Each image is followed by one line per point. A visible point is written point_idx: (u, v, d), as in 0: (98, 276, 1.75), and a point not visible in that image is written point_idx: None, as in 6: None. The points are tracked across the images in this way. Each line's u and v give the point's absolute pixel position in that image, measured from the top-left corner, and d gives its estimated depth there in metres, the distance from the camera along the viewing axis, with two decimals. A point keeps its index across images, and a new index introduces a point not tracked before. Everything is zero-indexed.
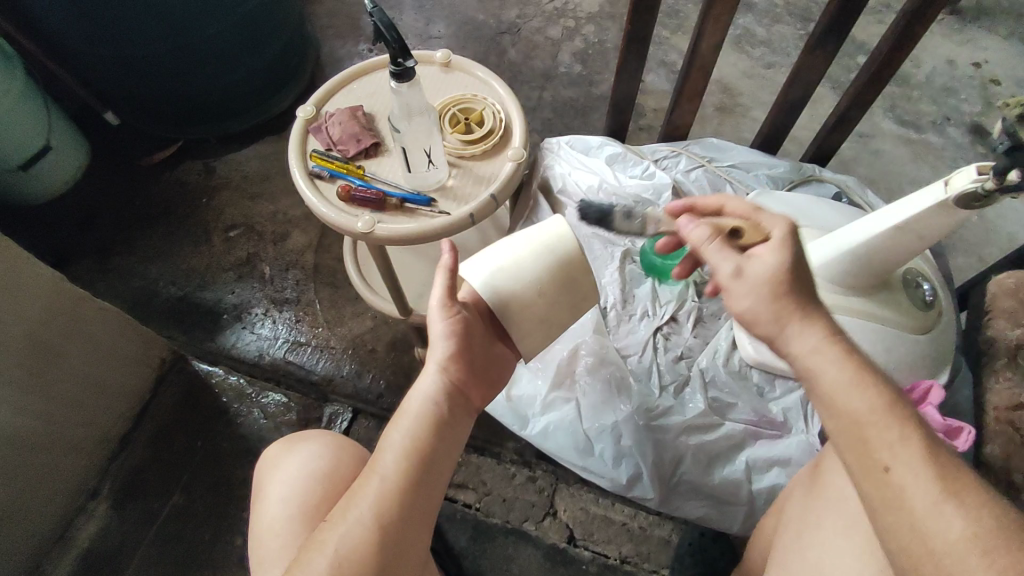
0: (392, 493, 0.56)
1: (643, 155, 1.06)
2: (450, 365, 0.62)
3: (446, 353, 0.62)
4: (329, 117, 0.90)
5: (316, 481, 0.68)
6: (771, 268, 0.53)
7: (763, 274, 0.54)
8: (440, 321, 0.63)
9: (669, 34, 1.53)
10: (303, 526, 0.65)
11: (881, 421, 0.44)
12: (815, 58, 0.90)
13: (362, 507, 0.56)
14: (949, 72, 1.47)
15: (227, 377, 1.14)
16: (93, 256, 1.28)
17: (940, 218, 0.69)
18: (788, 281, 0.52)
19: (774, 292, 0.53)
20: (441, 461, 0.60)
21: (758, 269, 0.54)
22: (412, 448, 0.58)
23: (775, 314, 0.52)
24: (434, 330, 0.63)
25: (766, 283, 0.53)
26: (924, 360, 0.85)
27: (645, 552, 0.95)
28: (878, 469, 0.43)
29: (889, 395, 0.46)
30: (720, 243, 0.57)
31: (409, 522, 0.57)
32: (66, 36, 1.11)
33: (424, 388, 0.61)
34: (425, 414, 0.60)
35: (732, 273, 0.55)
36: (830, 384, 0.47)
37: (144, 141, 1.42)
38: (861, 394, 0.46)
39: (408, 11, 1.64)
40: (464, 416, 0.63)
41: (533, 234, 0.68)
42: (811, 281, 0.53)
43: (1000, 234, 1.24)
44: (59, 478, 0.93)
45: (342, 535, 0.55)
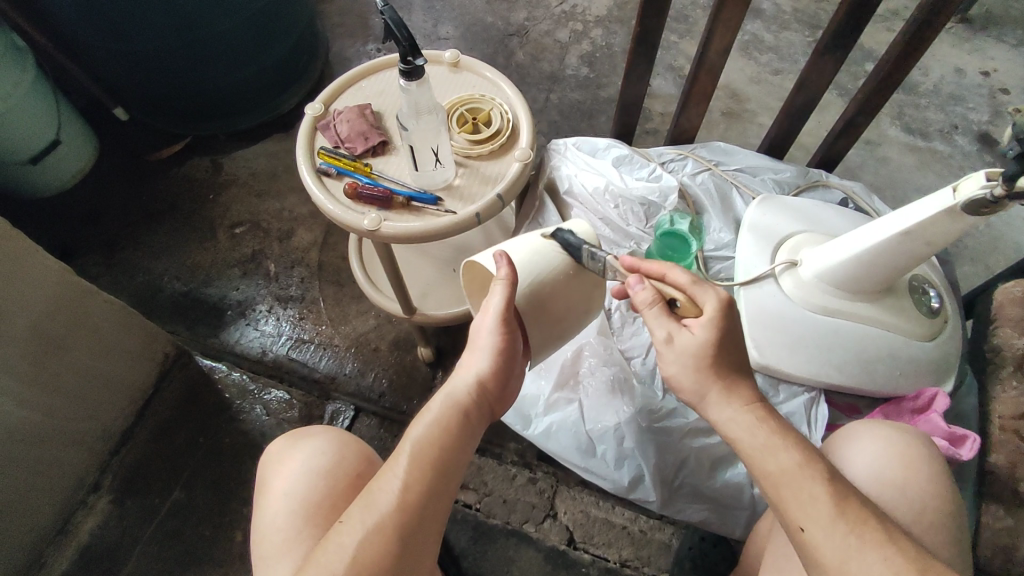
0: (413, 500, 0.56)
1: (648, 158, 1.07)
2: (484, 379, 0.62)
3: (488, 367, 0.62)
4: (337, 115, 0.90)
5: (319, 477, 0.68)
6: (697, 345, 0.58)
7: (689, 350, 0.59)
8: (492, 332, 0.63)
9: (677, 39, 1.53)
10: (304, 523, 0.65)
11: (807, 489, 0.53)
12: (825, 63, 0.89)
13: (382, 510, 0.55)
14: (957, 81, 1.47)
15: (229, 373, 1.14)
16: (99, 251, 1.29)
17: (947, 225, 0.68)
18: (709, 358, 0.59)
19: (697, 367, 0.59)
20: (461, 471, 0.60)
21: (685, 344, 0.59)
22: (437, 457, 0.58)
23: (697, 382, 0.60)
24: (482, 341, 0.63)
25: (690, 356, 0.59)
26: (930, 367, 0.85)
27: (645, 556, 0.95)
28: (796, 529, 0.53)
29: (812, 469, 0.54)
30: (659, 311, 0.60)
31: (424, 531, 0.57)
32: (77, 29, 1.11)
33: (452, 396, 0.61)
34: (452, 424, 0.60)
35: (663, 339, 0.60)
36: (762, 455, 0.56)
37: (152, 136, 1.43)
38: (789, 470, 0.55)
39: (417, 11, 1.64)
40: (484, 428, 0.64)
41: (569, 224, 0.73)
42: (731, 355, 0.59)
43: (1006, 243, 1.24)
44: (60, 471, 0.93)
45: (358, 537, 0.54)
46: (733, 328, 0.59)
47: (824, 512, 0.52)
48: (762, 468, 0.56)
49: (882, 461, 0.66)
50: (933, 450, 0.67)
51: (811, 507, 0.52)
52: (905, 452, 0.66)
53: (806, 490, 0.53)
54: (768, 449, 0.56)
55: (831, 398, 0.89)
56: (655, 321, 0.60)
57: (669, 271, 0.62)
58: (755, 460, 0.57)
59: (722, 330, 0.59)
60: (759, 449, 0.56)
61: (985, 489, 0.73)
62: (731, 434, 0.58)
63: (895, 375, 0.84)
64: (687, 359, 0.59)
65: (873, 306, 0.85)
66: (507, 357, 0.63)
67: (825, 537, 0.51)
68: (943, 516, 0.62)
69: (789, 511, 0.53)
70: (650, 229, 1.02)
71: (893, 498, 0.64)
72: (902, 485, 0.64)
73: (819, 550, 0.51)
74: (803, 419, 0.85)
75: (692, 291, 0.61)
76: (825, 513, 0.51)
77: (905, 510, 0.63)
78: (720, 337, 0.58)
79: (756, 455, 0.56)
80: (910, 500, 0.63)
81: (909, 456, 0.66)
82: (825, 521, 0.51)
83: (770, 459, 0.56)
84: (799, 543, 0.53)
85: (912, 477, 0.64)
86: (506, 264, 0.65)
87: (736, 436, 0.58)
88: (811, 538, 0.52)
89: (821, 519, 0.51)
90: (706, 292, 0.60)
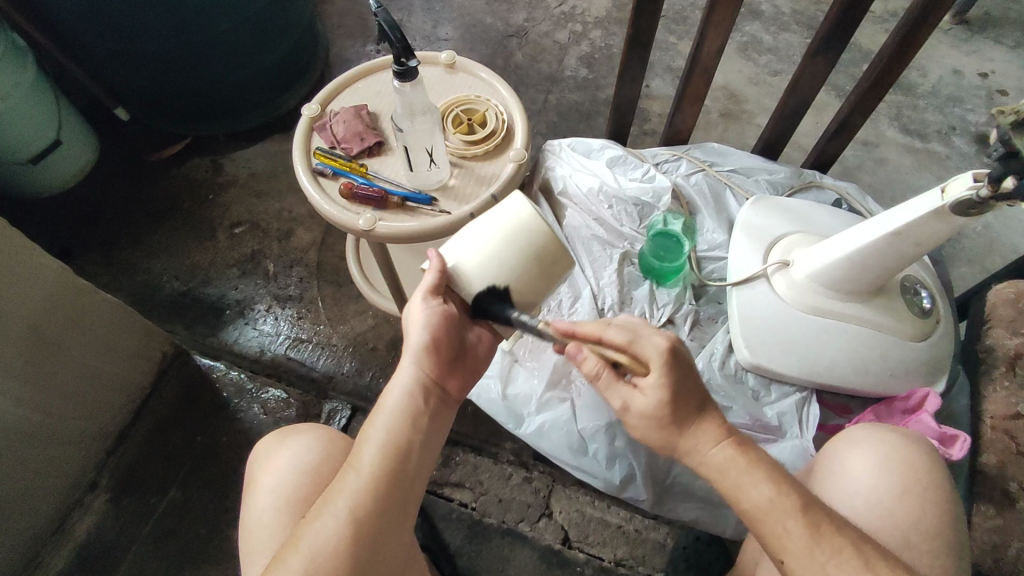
0: (367, 486, 0.57)
1: (643, 158, 1.07)
2: (426, 358, 0.64)
3: (426, 348, 0.63)
4: (334, 116, 0.91)
5: (306, 473, 0.69)
6: (652, 406, 0.59)
7: (646, 411, 0.60)
8: (422, 311, 0.64)
9: (675, 41, 1.54)
10: (291, 519, 0.66)
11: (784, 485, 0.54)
12: (818, 64, 0.90)
13: (342, 502, 0.56)
14: (956, 82, 1.47)
15: (227, 372, 1.15)
16: (100, 251, 1.30)
17: (937, 225, 0.68)
18: (667, 416, 0.59)
19: (659, 426, 0.60)
20: (419, 453, 0.60)
21: (640, 407, 0.60)
22: (388, 441, 0.59)
23: (662, 439, 0.61)
24: (417, 321, 0.64)
25: (650, 418, 0.60)
26: (922, 367, 0.85)
27: (640, 556, 0.95)
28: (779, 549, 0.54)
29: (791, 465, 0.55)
30: (608, 380, 0.61)
31: (383, 516, 0.57)
32: (77, 30, 1.12)
33: (400, 383, 0.63)
34: (400, 408, 0.61)
35: (620, 407, 0.62)
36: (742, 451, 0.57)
37: (153, 137, 1.44)
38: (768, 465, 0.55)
39: (416, 13, 1.65)
40: (441, 411, 0.64)
41: (498, 222, 0.69)
42: (689, 406, 0.59)
43: (1003, 244, 1.24)
44: (60, 468, 0.94)
45: (317, 532, 0.55)
46: (683, 381, 0.59)
47: (800, 511, 0.53)
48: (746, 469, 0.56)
49: (871, 468, 0.66)
50: (919, 449, 0.67)
51: (787, 503, 0.53)
52: (899, 458, 0.66)
53: (780, 487, 0.54)
54: (748, 448, 0.57)
55: (821, 398, 0.89)
56: (610, 387, 0.62)
57: (605, 332, 0.60)
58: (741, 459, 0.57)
59: (674, 388, 0.58)
60: (736, 464, 0.57)
61: (976, 488, 0.73)
62: (707, 445, 0.59)
63: (886, 375, 0.84)
64: (647, 420, 0.60)
65: (864, 307, 0.85)
66: (445, 336, 0.64)
67: (801, 538, 0.52)
68: (928, 518, 0.63)
69: (770, 510, 0.54)
70: (644, 229, 1.02)
71: (880, 498, 0.64)
72: (891, 491, 0.64)
73: (798, 548, 0.52)
74: (795, 420, 0.86)
75: (634, 349, 0.59)
76: (803, 523, 0.53)
77: (889, 513, 0.63)
78: (673, 395, 0.58)
79: (737, 456, 0.57)
80: (903, 508, 0.64)
81: (899, 459, 0.66)
82: (801, 524, 0.52)
83: (753, 458, 0.57)
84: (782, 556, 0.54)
85: (904, 483, 0.65)
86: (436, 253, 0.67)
87: (714, 435, 0.59)
88: (791, 554, 0.53)
89: (794, 534, 0.53)
90: (649, 345, 0.59)
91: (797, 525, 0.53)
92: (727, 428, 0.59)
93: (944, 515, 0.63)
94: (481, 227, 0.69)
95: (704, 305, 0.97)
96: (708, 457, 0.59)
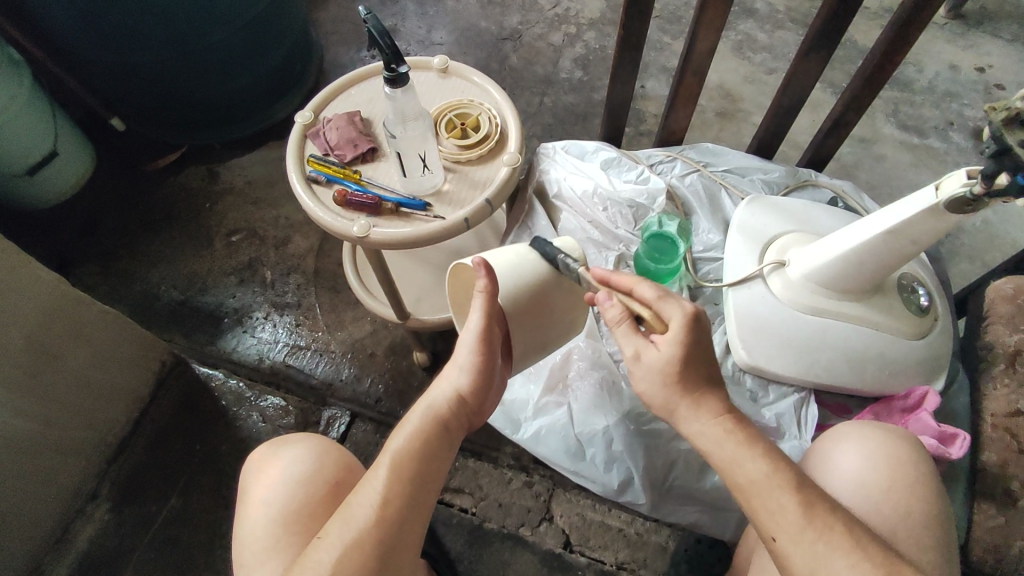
0: (389, 515, 0.57)
1: (637, 160, 1.07)
2: (467, 393, 0.63)
3: (470, 383, 0.62)
4: (327, 123, 0.91)
5: (297, 485, 0.68)
6: (662, 362, 0.58)
7: (656, 366, 0.59)
8: (470, 348, 0.62)
9: (670, 40, 1.54)
10: (282, 532, 0.66)
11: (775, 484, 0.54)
12: (810, 63, 0.89)
13: (358, 528, 0.56)
14: (952, 77, 1.46)
15: (226, 381, 1.15)
16: (97, 261, 1.30)
17: (931, 223, 0.68)
18: (675, 374, 0.58)
19: (664, 383, 0.59)
20: (438, 484, 0.61)
21: (651, 361, 0.59)
22: (416, 472, 0.59)
23: (665, 396, 0.60)
24: (460, 357, 0.63)
25: (656, 373, 0.59)
26: (921, 365, 0.84)
27: (642, 558, 0.95)
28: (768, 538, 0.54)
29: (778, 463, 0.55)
30: (627, 328, 0.60)
31: (401, 544, 0.57)
32: (72, 42, 1.12)
33: (432, 411, 0.62)
34: (432, 438, 0.61)
35: (631, 357, 0.60)
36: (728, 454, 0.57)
37: (150, 146, 1.44)
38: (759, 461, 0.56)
39: (411, 17, 1.65)
40: (463, 439, 0.64)
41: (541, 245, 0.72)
42: (698, 367, 0.58)
43: (1003, 239, 1.23)
44: (58, 483, 0.94)
45: (334, 554, 0.55)
46: (699, 346, 0.58)
47: (792, 508, 0.53)
48: (733, 468, 0.56)
49: (863, 464, 0.66)
50: (916, 446, 0.67)
51: (779, 501, 0.54)
52: (888, 452, 0.66)
53: (772, 485, 0.54)
54: (736, 446, 0.57)
55: (820, 397, 0.89)
56: (625, 337, 0.60)
57: (637, 285, 0.60)
58: (726, 459, 0.57)
59: (688, 347, 0.57)
60: (729, 447, 0.57)
61: (978, 487, 0.73)
62: (700, 437, 0.59)
63: (885, 374, 0.84)
64: (653, 375, 0.59)
65: (861, 306, 0.84)
66: (488, 373, 0.63)
67: (793, 537, 0.53)
68: (925, 515, 0.62)
69: (763, 517, 0.55)
70: (639, 231, 1.02)
71: (875, 496, 0.64)
72: (885, 487, 0.64)
73: (789, 546, 0.53)
74: (794, 420, 0.85)
75: (658, 307, 0.59)
76: (794, 518, 0.53)
77: (883, 511, 0.63)
78: (686, 354, 0.57)
79: (726, 454, 0.57)
80: (892, 503, 0.63)
81: (892, 455, 0.66)
82: (793, 522, 0.53)
83: (739, 454, 0.56)
84: (771, 549, 0.54)
85: (892, 476, 0.64)
86: (485, 272, 0.62)
87: (706, 431, 0.58)
88: (780, 544, 0.53)
89: (789, 520, 0.53)
90: (674, 307, 0.58)
91: (793, 512, 0.53)
92: (720, 419, 0.58)
93: (941, 512, 0.63)
94: (518, 252, 0.71)
95: (701, 306, 0.97)
96: (706, 435, 0.58)
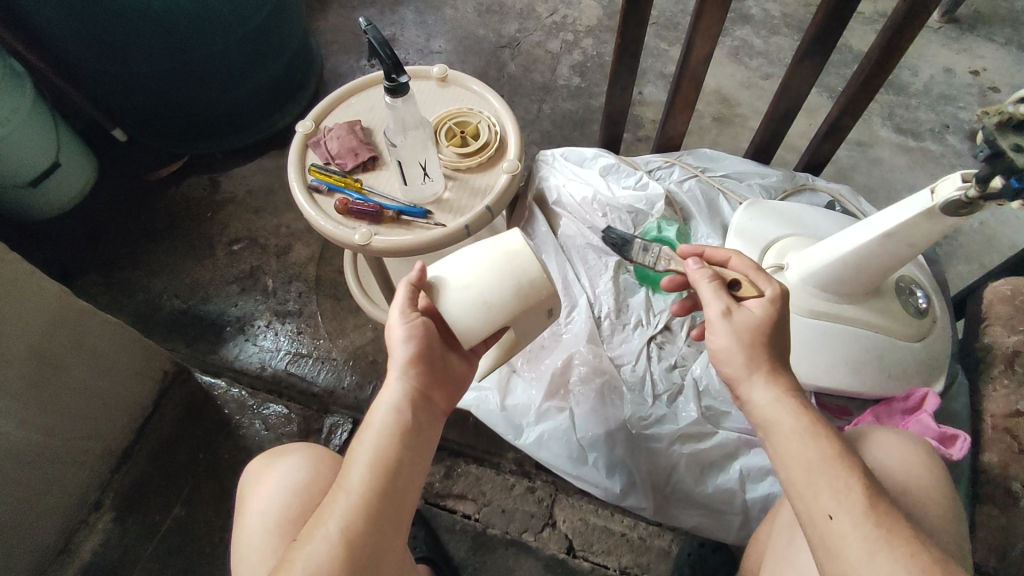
0: (358, 504, 0.55)
1: (635, 166, 1.08)
2: (410, 369, 0.62)
3: (408, 358, 0.62)
4: (328, 132, 0.92)
5: (293, 495, 0.69)
6: (756, 319, 0.59)
7: (748, 324, 0.59)
8: (402, 325, 0.64)
9: (667, 46, 1.55)
10: (278, 541, 0.66)
11: (834, 466, 0.50)
12: (805, 69, 0.90)
13: (331, 523, 0.54)
14: (948, 81, 1.47)
15: (228, 390, 1.15)
16: (99, 271, 1.30)
17: (928, 225, 0.69)
18: (766, 335, 0.58)
19: (753, 342, 0.58)
20: (409, 468, 0.59)
21: (745, 317, 0.59)
22: (376, 458, 0.57)
23: (747, 360, 0.57)
24: (396, 337, 0.63)
25: (748, 329, 0.58)
26: (921, 367, 0.85)
27: (645, 563, 0.95)
28: (823, 516, 0.49)
29: (841, 447, 0.52)
30: (716, 286, 0.62)
31: (378, 532, 0.55)
32: (74, 54, 1.13)
33: (385, 397, 0.61)
34: (388, 420, 0.60)
35: (721, 312, 0.60)
36: (792, 429, 0.53)
37: (152, 157, 1.45)
38: (821, 442, 0.52)
39: (410, 26, 1.66)
40: (430, 420, 0.63)
41: (498, 258, 0.71)
42: (785, 340, 0.59)
43: (1001, 241, 1.24)
44: (62, 493, 0.94)
45: (311, 552, 0.53)
46: (788, 320, 0.60)
47: (857, 487, 0.49)
48: (797, 438, 0.52)
49: (900, 458, 0.64)
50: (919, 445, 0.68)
51: (844, 480, 0.49)
52: (902, 455, 0.64)
53: (838, 463, 0.51)
54: (809, 422, 0.53)
55: (821, 400, 0.89)
56: (713, 293, 0.62)
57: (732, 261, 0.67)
58: (789, 437, 0.53)
59: (783, 311, 0.60)
60: (800, 420, 0.54)
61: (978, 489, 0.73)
62: (770, 400, 0.56)
63: (884, 376, 0.84)
64: (740, 334, 0.58)
65: (859, 308, 0.85)
66: (425, 346, 0.64)
67: (853, 518, 0.48)
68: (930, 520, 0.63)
69: (816, 496, 0.50)
70: (638, 235, 1.02)
71: None
72: (911, 483, 0.63)
73: (845, 527, 0.48)
74: None
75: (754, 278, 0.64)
76: (858, 497, 0.48)
77: None
78: (778, 318, 0.59)
79: (795, 425, 0.53)
80: None
81: (921, 455, 0.65)
82: (855, 502, 0.48)
83: (809, 432, 0.53)
84: (821, 530, 0.49)
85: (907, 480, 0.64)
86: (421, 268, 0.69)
87: (774, 406, 0.55)
88: (839, 522, 0.48)
89: (853, 498, 0.48)
90: (768, 283, 0.62)
91: (858, 490, 0.49)
92: (789, 399, 0.55)
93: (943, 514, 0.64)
94: (493, 263, 0.71)
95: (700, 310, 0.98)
96: (774, 403, 0.55)
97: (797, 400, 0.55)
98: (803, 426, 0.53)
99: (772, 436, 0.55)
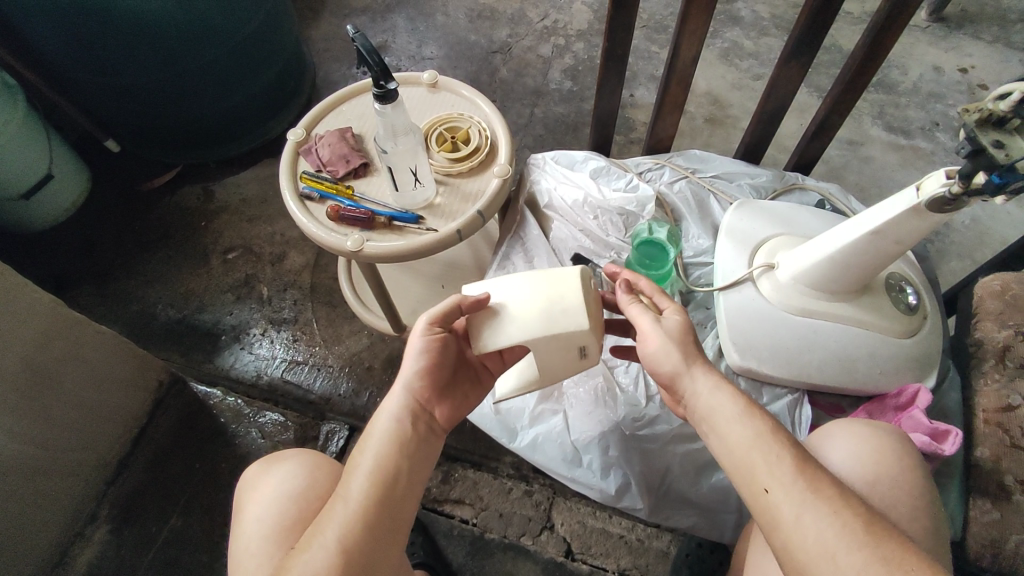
0: (358, 514, 0.55)
1: (626, 169, 1.09)
2: (417, 382, 0.63)
3: (419, 371, 0.63)
4: (318, 139, 0.92)
5: (288, 502, 0.69)
6: (677, 325, 0.63)
7: (671, 330, 0.62)
8: (421, 336, 0.65)
9: (658, 49, 1.56)
10: (271, 549, 0.65)
11: (764, 443, 0.53)
12: (791, 69, 0.91)
13: (330, 531, 0.54)
14: (936, 79, 1.48)
15: (224, 399, 1.15)
16: (93, 282, 1.30)
17: (914, 222, 0.69)
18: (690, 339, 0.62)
19: (682, 343, 0.61)
20: (408, 481, 0.59)
21: (670, 324, 0.63)
22: (377, 467, 0.58)
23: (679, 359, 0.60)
24: (411, 346, 0.64)
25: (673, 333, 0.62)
26: (912, 363, 0.85)
27: (644, 565, 0.95)
28: (761, 491, 0.51)
29: (770, 424, 0.55)
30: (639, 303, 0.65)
31: (376, 544, 0.55)
32: (64, 65, 1.14)
33: (389, 407, 0.62)
34: (392, 431, 0.60)
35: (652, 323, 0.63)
36: (725, 413, 0.57)
37: (145, 167, 1.45)
38: (750, 421, 0.55)
39: (401, 34, 1.67)
40: (431, 435, 0.63)
41: (550, 303, 0.68)
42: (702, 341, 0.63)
43: (993, 237, 1.24)
44: (57, 505, 0.94)
45: (308, 560, 0.53)
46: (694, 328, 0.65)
47: (787, 458, 0.52)
48: (728, 421, 0.56)
49: (870, 452, 0.66)
50: (906, 442, 0.68)
51: (774, 453, 0.52)
52: (877, 448, 0.67)
53: (768, 438, 0.54)
54: (742, 406, 0.57)
55: (814, 398, 0.90)
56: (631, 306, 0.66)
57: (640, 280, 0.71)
58: (724, 421, 0.56)
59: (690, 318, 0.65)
60: (732, 404, 0.57)
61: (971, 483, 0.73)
62: (704, 388, 0.59)
63: (876, 373, 0.84)
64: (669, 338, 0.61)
65: (851, 306, 0.85)
66: (438, 359, 0.65)
67: (786, 488, 0.50)
68: (920, 515, 0.63)
69: (753, 472, 0.52)
70: (629, 238, 1.03)
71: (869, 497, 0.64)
72: (887, 477, 0.64)
73: (781, 500, 0.50)
74: (788, 422, 0.87)
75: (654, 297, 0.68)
76: (788, 467, 0.51)
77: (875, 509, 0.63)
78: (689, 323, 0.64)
79: (727, 409, 0.57)
80: (887, 502, 0.63)
81: (890, 448, 0.66)
82: (786, 472, 0.51)
83: (742, 414, 0.56)
84: (760, 505, 0.51)
85: (893, 474, 0.65)
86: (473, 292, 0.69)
87: (710, 393, 0.58)
88: (774, 495, 0.51)
89: (784, 469, 0.51)
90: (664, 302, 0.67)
91: (788, 462, 0.52)
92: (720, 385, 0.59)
93: (934, 509, 0.64)
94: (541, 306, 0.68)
95: (693, 310, 0.98)
96: (709, 392, 0.58)
97: (729, 388, 0.59)
98: (733, 408, 0.57)
99: (710, 422, 0.57)
